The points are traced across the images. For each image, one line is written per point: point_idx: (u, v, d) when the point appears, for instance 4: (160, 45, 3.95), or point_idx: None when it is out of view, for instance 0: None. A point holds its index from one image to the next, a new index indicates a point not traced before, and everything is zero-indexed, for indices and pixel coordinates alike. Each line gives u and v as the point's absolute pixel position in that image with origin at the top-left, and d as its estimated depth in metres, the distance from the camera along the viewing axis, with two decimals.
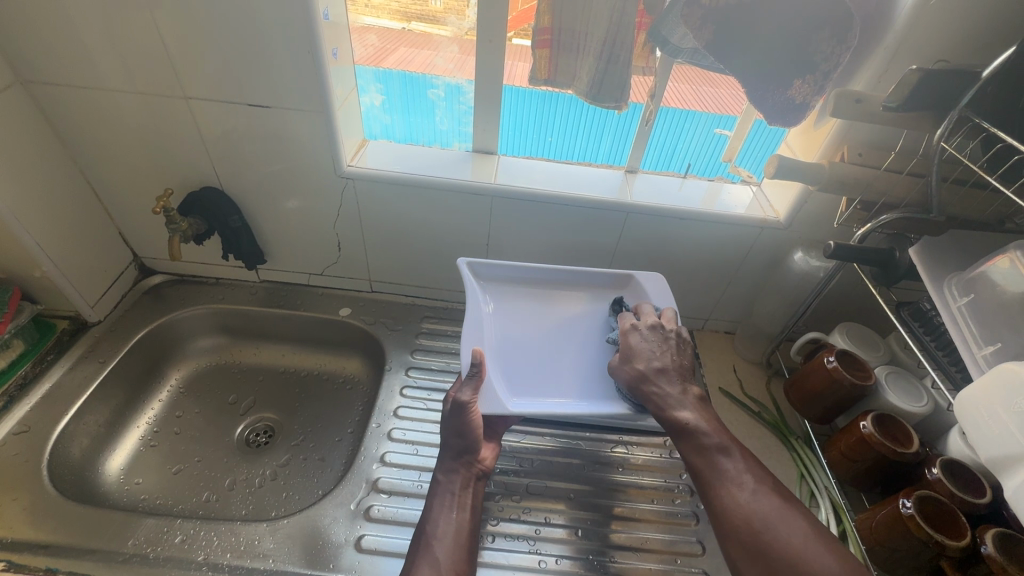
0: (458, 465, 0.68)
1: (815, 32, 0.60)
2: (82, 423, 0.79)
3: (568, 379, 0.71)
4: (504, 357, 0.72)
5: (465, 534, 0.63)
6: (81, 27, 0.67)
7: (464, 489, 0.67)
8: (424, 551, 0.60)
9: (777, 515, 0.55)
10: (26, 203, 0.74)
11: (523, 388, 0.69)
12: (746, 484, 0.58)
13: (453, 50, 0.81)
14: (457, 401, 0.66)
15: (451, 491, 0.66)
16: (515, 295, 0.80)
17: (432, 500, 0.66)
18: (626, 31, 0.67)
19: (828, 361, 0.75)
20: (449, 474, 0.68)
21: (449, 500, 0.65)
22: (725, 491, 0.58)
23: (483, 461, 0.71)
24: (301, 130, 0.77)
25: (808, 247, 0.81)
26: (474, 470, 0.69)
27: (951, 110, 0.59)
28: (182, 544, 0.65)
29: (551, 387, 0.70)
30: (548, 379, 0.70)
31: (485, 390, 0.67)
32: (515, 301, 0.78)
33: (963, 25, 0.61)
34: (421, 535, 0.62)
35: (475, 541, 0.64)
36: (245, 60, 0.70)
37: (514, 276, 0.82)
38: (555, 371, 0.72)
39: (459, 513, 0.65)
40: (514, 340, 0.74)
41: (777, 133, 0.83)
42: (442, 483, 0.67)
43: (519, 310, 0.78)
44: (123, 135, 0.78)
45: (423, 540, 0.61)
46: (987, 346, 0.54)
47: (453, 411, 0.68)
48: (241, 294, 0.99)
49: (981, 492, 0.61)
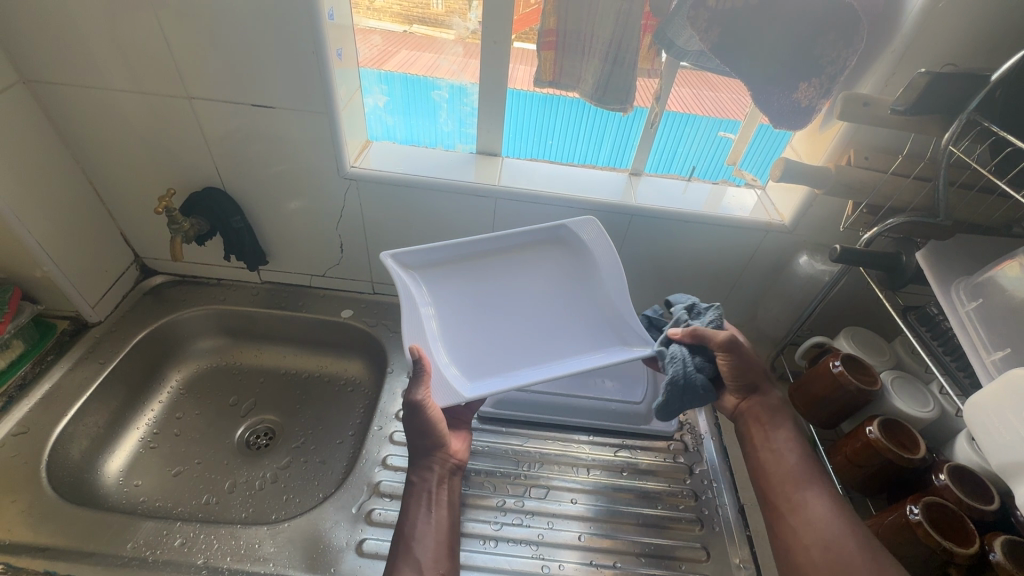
0: (434, 462, 0.67)
1: (822, 35, 0.60)
2: (82, 424, 0.78)
3: (549, 341, 0.74)
4: (455, 341, 0.72)
5: (445, 531, 0.62)
6: (85, 26, 0.67)
7: (440, 486, 0.66)
8: (405, 553, 0.59)
9: None
10: (28, 203, 0.74)
11: (480, 373, 0.70)
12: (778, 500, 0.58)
13: (457, 52, 0.80)
14: (410, 401, 0.63)
15: (428, 490, 0.65)
16: (459, 273, 0.79)
17: (408, 500, 0.64)
18: (632, 33, 0.67)
19: (834, 365, 0.74)
20: (422, 473, 0.67)
21: (427, 499, 0.64)
22: None
23: (455, 454, 0.70)
24: (305, 131, 0.77)
25: (813, 251, 0.81)
26: (447, 464, 0.69)
27: (959, 114, 0.58)
28: (182, 547, 0.64)
29: (501, 367, 0.71)
30: (498, 359, 0.71)
31: (438, 383, 0.66)
32: (460, 285, 0.78)
33: (971, 29, 0.60)
34: (399, 536, 0.61)
35: (455, 536, 0.63)
36: (249, 59, 0.70)
37: (436, 258, 0.79)
38: (530, 343, 0.74)
39: (437, 512, 0.64)
40: (476, 327, 0.74)
41: (781, 136, 0.83)
42: (416, 482, 0.66)
43: (482, 290, 0.78)
44: (126, 135, 0.78)
45: (402, 541, 0.60)
46: (995, 351, 0.53)
47: (408, 412, 0.65)
48: (242, 295, 0.98)
49: (989, 499, 0.61)
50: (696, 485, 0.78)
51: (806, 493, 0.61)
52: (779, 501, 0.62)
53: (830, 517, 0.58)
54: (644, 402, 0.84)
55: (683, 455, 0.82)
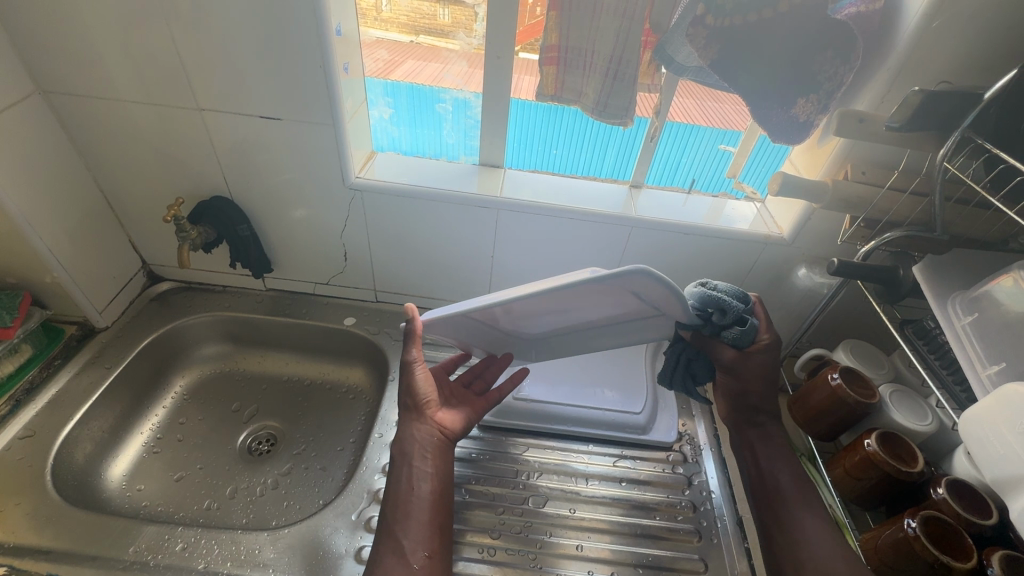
0: (416, 425, 0.70)
1: (819, 53, 0.61)
2: (87, 428, 0.79)
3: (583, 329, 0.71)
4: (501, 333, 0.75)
5: (428, 506, 0.63)
6: (100, 39, 0.69)
7: (423, 455, 0.67)
8: (388, 536, 0.61)
9: None
10: (41, 210, 0.76)
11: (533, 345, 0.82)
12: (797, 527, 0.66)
13: (461, 65, 0.82)
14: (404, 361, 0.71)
15: (410, 460, 0.67)
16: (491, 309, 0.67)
17: (394, 473, 0.66)
18: (632, 48, 0.68)
19: (832, 377, 0.75)
20: (408, 443, 0.68)
21: (411, 471, 0.66)
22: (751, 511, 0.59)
23: (440, 422, 0.71)
24: (311, 142, 0.78)
25: (812, 263, 0.83)
26: (431, 432, 0.70)
27: (953, 131, 0.59)
28: (183, 552, 0.65)
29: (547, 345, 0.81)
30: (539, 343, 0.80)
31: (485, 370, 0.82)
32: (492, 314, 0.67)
33: (966, 47, 0.61)
34: (386, 514, 0.63)
35: (441, 510, 0.64)
36: (259, 72, 0.72)
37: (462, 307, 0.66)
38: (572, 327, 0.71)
39: (422, 484, 0.65)
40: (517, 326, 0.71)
41: (781, 151, 0.84)
42: (400, 454, 0.68)
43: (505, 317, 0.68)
44: (137, 144, 0.80)
45: (387, 521, 0.62)
46: (991, 365, 0.54)
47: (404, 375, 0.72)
48: (247, 302, 1.00)
49: (987, 512, 0.61)
50: (694, 496, 0.78)
51: (799, 512, 0.67)
52: (768, 515, 0.69)
53: (815, 535, 0.64)
54: (644, 413, 0.85)
55: (682, 466, 0.82)
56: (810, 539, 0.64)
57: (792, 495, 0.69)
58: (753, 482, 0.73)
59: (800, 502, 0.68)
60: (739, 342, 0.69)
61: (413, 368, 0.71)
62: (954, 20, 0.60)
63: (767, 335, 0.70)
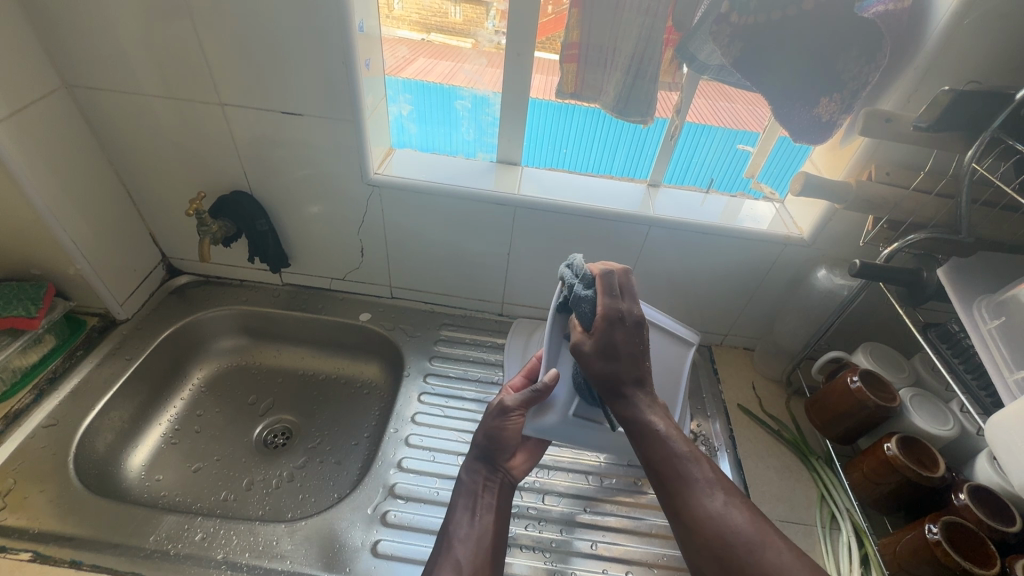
0: (480, 466, 0.69)
1: (844, 52, 0.60)
2: (108, 418, 0.81)
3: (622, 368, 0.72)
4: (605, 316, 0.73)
5: (487, 539, 0.62)
6: (126, 33, 0.70)
7: (487, 491, 0.67)
8: (445, 552, 0.61)
9: (764, 537, 0.49)
10: (65, 202, 0.77)
11: None
12: (725, 500, 0.52)
13: (480, 62, 0.81)
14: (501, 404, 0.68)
15: (473, 494, 0.67)
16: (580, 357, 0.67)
17: (455, 501, 0.67)
18: (654, 47, 0.68)
19: (851, 381, 0.74)
20: (473, 474, 0.69)
21: (472, 502, 0.66)
22: (696, 502, 0.52)
23: (511, 469, 0.70)
24: (331, 138, 0.79)
25: (833, 265, 0.80)
26: (498, 475, 0.69)
27: (983, 131, 0.58)
28: (202, 542, 0.66)
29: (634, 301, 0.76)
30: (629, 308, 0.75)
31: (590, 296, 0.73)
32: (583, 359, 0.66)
33: (995, 46, 0.61)
34: (443, 537, 0.63)
35: (498, 546, 0.63)
36: (280, 68, 0.72)
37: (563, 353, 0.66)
38: None
39: (481, 517, 0.65)
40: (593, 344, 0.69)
41: (801, 150, 0.83)
42: (465, 484, 0.68)
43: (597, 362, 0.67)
44: (159, 139, 0.81)
45: (444, 542, 0.62)
46: (1018, 370, 0.53)
47: (491, 415, 0.69)
48: (264, 296, 1.00)
49: (1011, 519, 0.60)
50: None
51: (695, 487, 0.52)
52: (669, 505, 0.54)
53: (718, 512, 0.51)
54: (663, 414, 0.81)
55: None
56: (730, 528, 0.50)
57: (689, 474, 0.53)
58: (649, 468, 0.56)
59: (702, 488, 0.53)
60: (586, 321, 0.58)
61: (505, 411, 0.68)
62: (983, 20, 0.59)
63: (601, 307, 0.58)
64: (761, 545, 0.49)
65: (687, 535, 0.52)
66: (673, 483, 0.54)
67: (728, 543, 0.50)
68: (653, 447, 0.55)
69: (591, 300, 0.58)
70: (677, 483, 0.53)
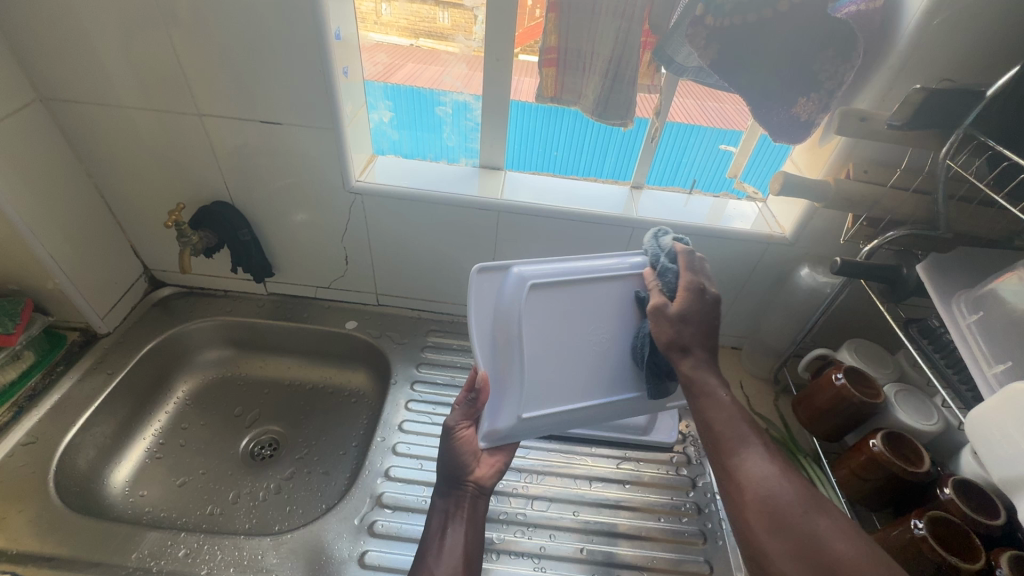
0: (446, 488, 0.67)
1: (819, 53, 0.61)
2: (90, 434, 0.79)
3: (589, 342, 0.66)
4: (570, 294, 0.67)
5: (461, 555, 0.62)
6: (100, 44, 0.69)
7: (458, 508, 0.66)
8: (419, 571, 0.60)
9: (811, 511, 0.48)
10: (42, 216, 0.76)
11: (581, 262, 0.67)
12: (774, 469, 0.51)
13: (460, 67, 0.81)
14: (445, 428, 0.67)
15: (446, 514, 0.66)
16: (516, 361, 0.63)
17: (429, 523, 0.66)
18: (631, 50, 0.68)
19: (836, 378, 0.74)
20: (444, 496, 0.67)
21: (444, 520, 0.65)
22: (743, 467, 0.52)
23: (478, 481, 0.68)
24: (311, 146, 0.78)
25: (814, 264, 0.82)
26: (466, 491, 0.67)
27: (957, 128, 0.59)
28: (186, 558, 0.65)
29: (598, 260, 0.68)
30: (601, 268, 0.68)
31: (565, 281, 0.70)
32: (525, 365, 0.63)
33: (967, 44, 0.61)
34: (418, 559, 0.62)
35: (472, 563, 0.62)
36: (257, 76, 0.72)
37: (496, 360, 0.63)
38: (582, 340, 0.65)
39: (455, 535, 0.64)
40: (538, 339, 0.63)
41: (781, 150, 0.83)
42: (436, 507, 0.67)
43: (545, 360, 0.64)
44: (138, 151, 0.80)
45: (418, 563, 0.61)
46: (997, 364, 0.53)
47: (444, 441, 0.67)
48: (248, 306, 0.99)
49: (995, 513, 0.60)
50: (699, 498, 0.78)
51: (746, 449, 0.53)
52: (719, 464, 0.54)
53: (767, 473, 0.51)
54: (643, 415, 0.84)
55: (686, 468, 0.82)
56: (779, 493, 0.49)
57: (746, 438, 0.54)
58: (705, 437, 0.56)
59: (755, 454, 0.53)
60: (670, 288, 0.62)
61: (457, 433, 0.66)
62: (955, 18, 0.59)
63: (677, 276, 0.61)
64: (812, 508, 0.48)
65: (734, 497, 0.51)
66: (723, 449, 0.54)
67: (774, 501, 0.49)
68: (711, 413, 0.56)
69: (675, 273, 0.62)
70: (730, 449, 0.54)
